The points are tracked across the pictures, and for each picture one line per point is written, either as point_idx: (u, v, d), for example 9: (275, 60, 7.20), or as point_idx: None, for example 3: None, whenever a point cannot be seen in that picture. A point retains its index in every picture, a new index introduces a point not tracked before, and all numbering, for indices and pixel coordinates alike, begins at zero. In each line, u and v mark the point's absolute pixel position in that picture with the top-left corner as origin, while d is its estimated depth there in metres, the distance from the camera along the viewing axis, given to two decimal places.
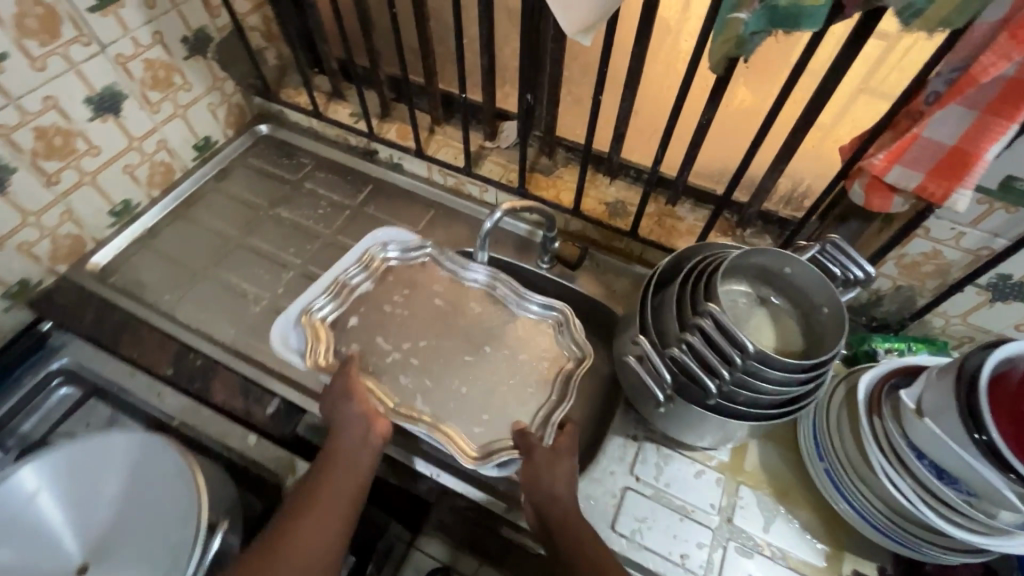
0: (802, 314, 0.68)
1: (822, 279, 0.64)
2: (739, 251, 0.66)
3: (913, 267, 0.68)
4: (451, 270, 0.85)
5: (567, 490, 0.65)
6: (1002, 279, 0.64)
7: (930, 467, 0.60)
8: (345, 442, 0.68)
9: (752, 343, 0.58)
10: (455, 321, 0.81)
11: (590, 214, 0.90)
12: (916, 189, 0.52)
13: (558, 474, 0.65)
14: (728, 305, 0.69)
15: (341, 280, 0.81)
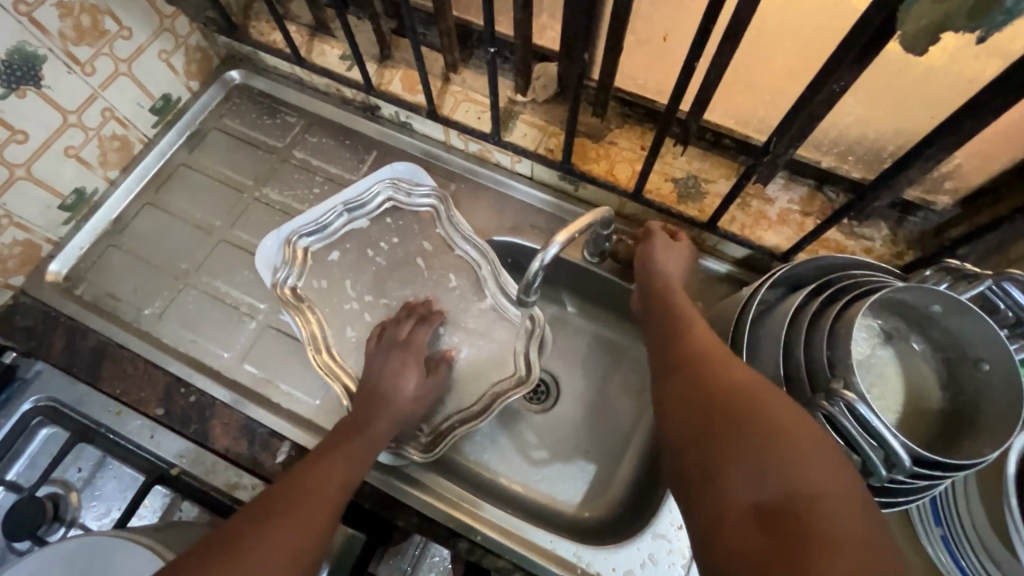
0: (951, 362, 0.52)
1: (990, 331, 0.47)
2: (885, 288, 0.49)
3: None
4: (444, 234, 0.76)
5: (678, 276, 0.62)
6: None
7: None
8: (367, 428, 0.60)
9: (903, 442, 0.43)
10: None
11: (654, 197, 0.71)
12: None
13: (673, 264, 0.63)
14: (854, 348, 0.54)
15: (350, 202, 0.76)
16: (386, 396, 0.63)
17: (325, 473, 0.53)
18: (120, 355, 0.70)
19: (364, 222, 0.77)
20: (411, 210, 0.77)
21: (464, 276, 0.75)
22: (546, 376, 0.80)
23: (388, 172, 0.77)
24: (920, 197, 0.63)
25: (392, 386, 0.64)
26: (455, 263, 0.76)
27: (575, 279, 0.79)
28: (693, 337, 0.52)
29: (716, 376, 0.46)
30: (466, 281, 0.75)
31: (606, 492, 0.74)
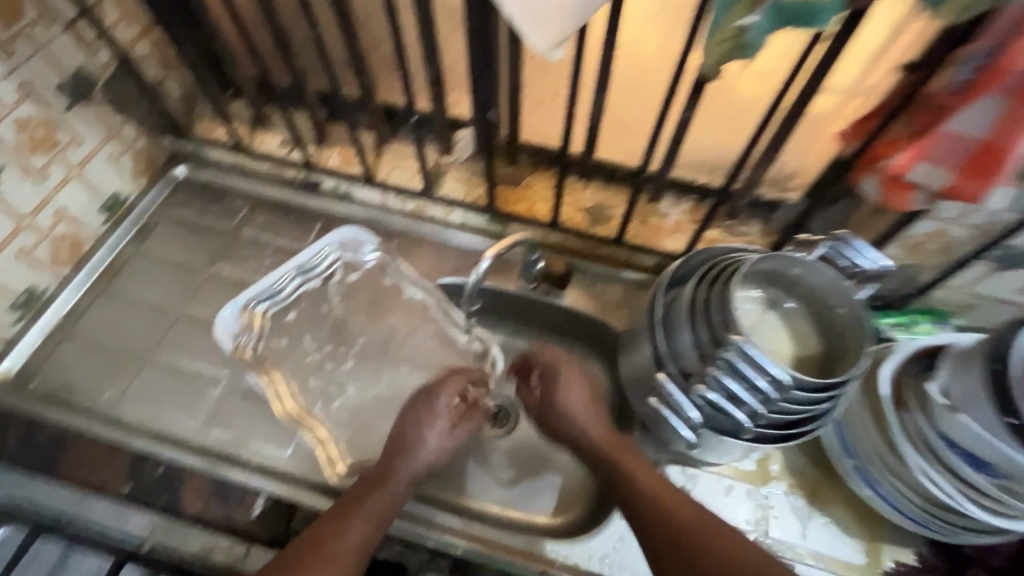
0: (815, 310, 0.65)
1: (835, 280, 0.60)
2: (752, 258, 0.61)
3: (917, 247, 0.66)
4: (393, 282, 0.84)
5: (584, 412, 0.70)
6: (1009, 252, 0.61)
7: (966, 458, 0.57)
8: (387, 482, 0.64)
9: (781, 371, 0.54)
10: (383, 351, 0.80)
11: (570, 224, 0.84)
12: (946, 189, 0.50)
13: (568, 396, 0.71)
14: (740, 317, 0.65)
15: (307, 265, 0.82)
16: (412, 450, 0.66)
17: (347, 535, 0.58)
18: (79, 441, 0.70)
19: (318, 282, 0.83)
20: (360, 266, 0.85)
21: (417, 316, 0.83)
22: (502, 406, 0.85)
23: (337, 236, 0.83)
24: (776, 195, 0.78)
25: (417, 436, 0.67)
26: (407, 306, 0.83)
27: (516, 310, 0.85)
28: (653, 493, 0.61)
29: (694, 542, 0.57)
30: (418, 321, 0.82)
31: (574, 492, 0.79)
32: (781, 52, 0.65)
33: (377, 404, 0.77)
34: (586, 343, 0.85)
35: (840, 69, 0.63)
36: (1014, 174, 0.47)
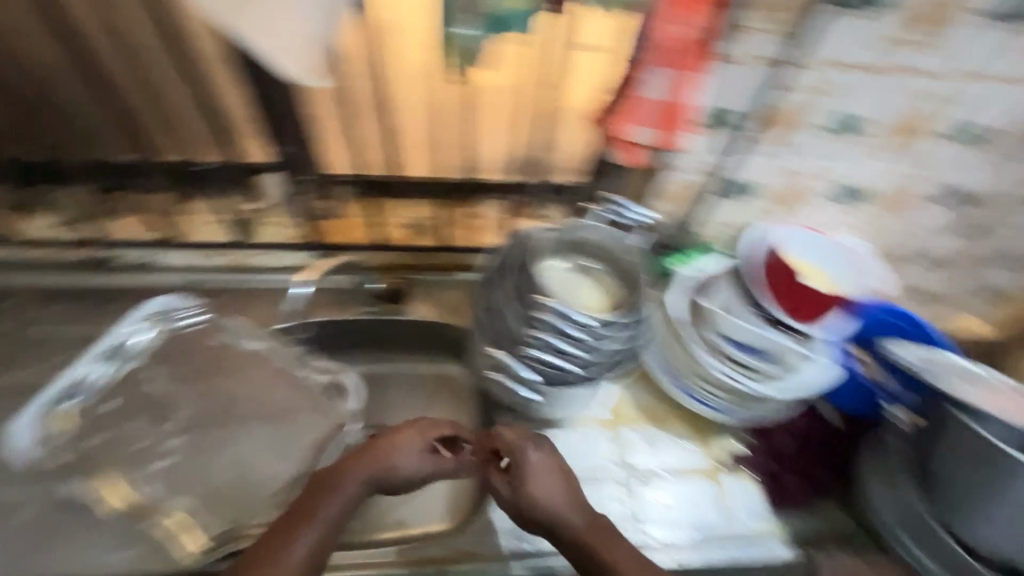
0: (582, 269, 0.73)
1: (611, 235, 0.73)
2: (541, 231, 0.72)
3: (671, 195, 0.80)
4: (222, 341, 0.79)
5: (559, 499, 0.62)
6: (729, 184, 0.78)
7: (741, 346, 0.72)
8: (337, 489, 0.61)
9: (585, 316, 0.62)
10: (226, 411, 0.76)
11: (395, 242, 0.88)
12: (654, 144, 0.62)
13: (540, 481, 0.63)
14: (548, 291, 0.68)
15: (116, 344, 0.73)
16: (381, 457, 0.64)
17: (292, 547, 0.56)
18: None
19: (137, 362, 0.75)
20: (180, 333, 0.78)
21: (257, 369, 0.78)
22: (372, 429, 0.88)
23: (146, 307, 0.75)
24: (576, 176, 0.82)
25: (383, 446, 0.65)
26: (242, 360, 0.78)
27: (363, 333, 0.87)
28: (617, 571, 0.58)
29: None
30: (258, 373, 0.78)
31: (460, 496, 0.80)
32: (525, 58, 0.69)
33: (234, 471, 0.72)
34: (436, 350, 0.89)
35: (577, 63, 0.69)
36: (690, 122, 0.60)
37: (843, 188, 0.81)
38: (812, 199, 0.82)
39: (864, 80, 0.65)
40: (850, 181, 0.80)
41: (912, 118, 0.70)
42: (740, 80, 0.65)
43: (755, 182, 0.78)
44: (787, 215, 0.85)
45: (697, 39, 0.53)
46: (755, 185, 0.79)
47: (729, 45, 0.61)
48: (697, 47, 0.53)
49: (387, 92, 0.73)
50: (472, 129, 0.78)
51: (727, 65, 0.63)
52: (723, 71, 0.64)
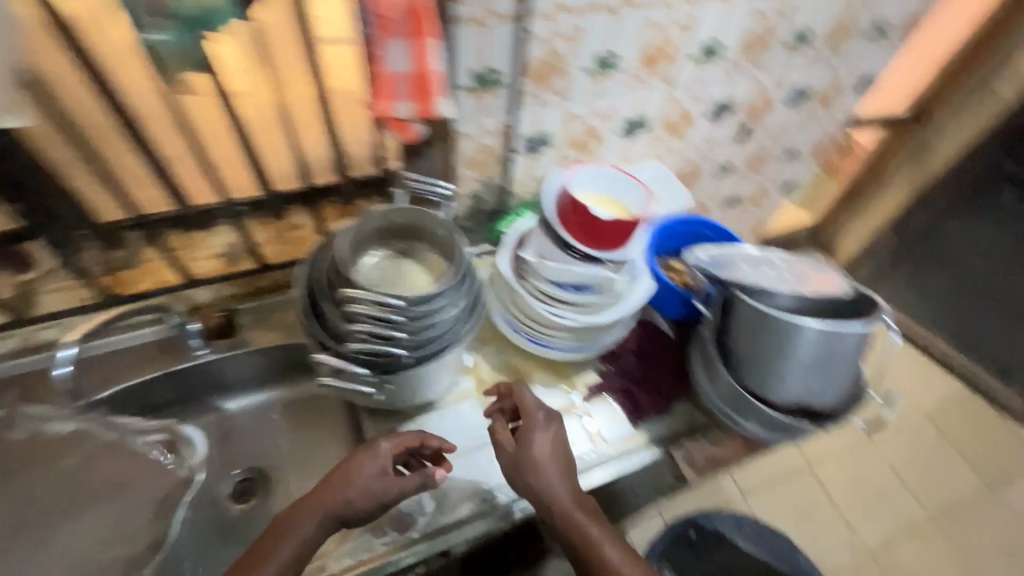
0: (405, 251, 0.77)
1: (417, 213, 0.73)
2: (344, 231, 0.70)
3: (477, 163, 0.83)
4: (28, 431, 0.68)
5: (557, 483, 0.66)
6: (526, 140, 0.83)
7: (563, 286, 0.77)
8: (290, 529, 0.62)
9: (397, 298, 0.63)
10: (53, 503, 0.66)
11: (211, 274, 0.84)
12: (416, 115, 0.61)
13: (543, 474, 0.67)
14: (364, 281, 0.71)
15: None
16: (340, 487, 0.64)
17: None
18: None
19: None
20: None
21: (79, 450, 0.69)
22: (254, 471, 0.84)
23: None
24: (380, 171, 0.82)
25: (350, 472, 0.65)
26: (57, 445, 0.68)
27: (200, 380, 0.82)
28: (591, 543, 0.64)
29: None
30: (82, 454, 0.69)
31: None
32: (285, 51, 0.65)
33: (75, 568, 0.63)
34: (293, 368, 0.87)
35: (328, 51, 0.65)
36: (443, 88, 0.60)
37: (626, 122, 0.89)
38: (604, 138, 0.90)
39: (604, 22, 0.71)
40: (630, 114, 0.88)
41: (657, 47, 0.78)
42: (486, 42, 0.67)
43: (549, 132, 0.84)
44: (589, 157, 0.92)
45: (421, 5, 0.54)
46: (551, 135, 0.85)
47: (463, 8, 0.63)
48: (424, 13, 0.54)
49: (134, 121, 0.65)
50: (248, 139, 0.72)
51: (468, 27, 0.64)
52: (466, 33, 0.65)
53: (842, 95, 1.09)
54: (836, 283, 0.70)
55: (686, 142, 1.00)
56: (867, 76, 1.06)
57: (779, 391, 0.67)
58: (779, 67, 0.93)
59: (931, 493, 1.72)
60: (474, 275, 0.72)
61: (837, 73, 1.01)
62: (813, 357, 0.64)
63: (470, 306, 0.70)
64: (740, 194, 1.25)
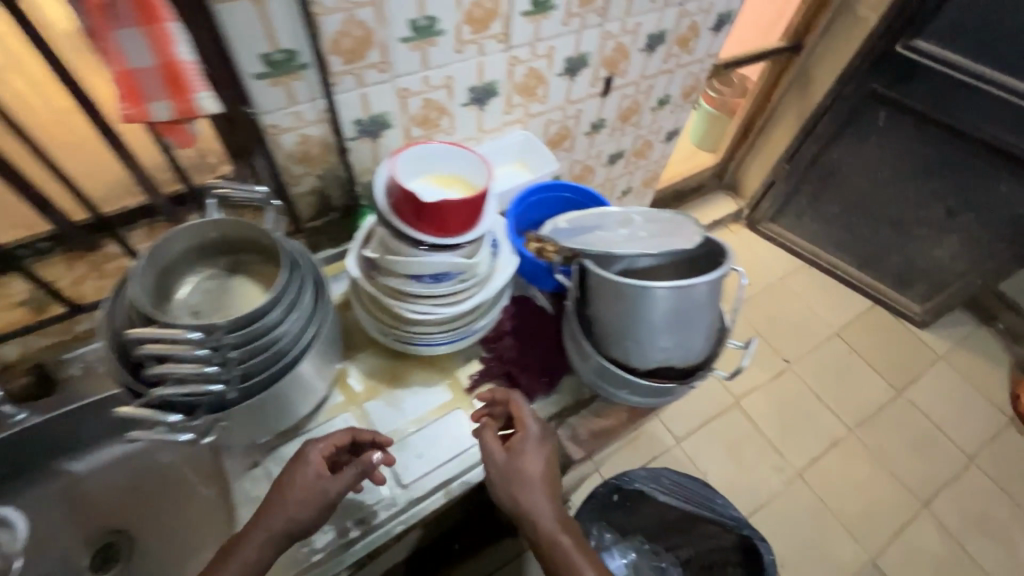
0: (231, 266, 0.69)
1: (234, 224, 0.64)
2: (142, 256, 0.59)
3: (308, 156, 0.75)
4: None
5: (544, 498, 0.62)
6: (360, 123, 0.75)
7: (415, 280, 0.71)
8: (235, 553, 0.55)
9: (198, 330, 0.55)
10: None
11: (19, 327, 0.74)
12: (178, 115, 0.56)
13: (531, 491, 0.62)
14: (181, 314, 0.64)
15: None
16: (286, 500, 0.57)
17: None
18: None
19: None
20: None
21: None
22: (112, 534, 0.75)
23: None
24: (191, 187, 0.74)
25: (304, 488, 0.58)
26: None
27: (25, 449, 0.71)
28: (568, 559, 0.59)
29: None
30: None
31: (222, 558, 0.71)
32: None
33: None
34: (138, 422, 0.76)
35: None
36: (201, 81, 0.55)
37: (471, 90, 0.82)
38: (451, 111, 0.83)
39: None
40: (472, 82, 0.81)
41: (480, 5, 0.72)
42: (262, 21, 0.58)
43: (386, 112, 0.76)
44: (440, 133, 0.86)
45: None
46: (388, 115, 0.77)
47: None
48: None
49: None
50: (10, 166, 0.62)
51: (230, 5, 0.55)
52: (229, 13, 0.56)
53: (701, 37, 1.06)
54: (689, 233, 0.68)
55: (546, 104, 0.95)
56: (720, 14, 1.04)
57: (643, 360, 0.66)
58: (624, 13, 0.88)
59: (848, 407, 1.83)
60: (306, 281, 0.66)
61: (689, 13, 0.98)
62: (667, 319, 0.61)
63: (304, 316, 0.65)
64: (621, 150, 1.23)
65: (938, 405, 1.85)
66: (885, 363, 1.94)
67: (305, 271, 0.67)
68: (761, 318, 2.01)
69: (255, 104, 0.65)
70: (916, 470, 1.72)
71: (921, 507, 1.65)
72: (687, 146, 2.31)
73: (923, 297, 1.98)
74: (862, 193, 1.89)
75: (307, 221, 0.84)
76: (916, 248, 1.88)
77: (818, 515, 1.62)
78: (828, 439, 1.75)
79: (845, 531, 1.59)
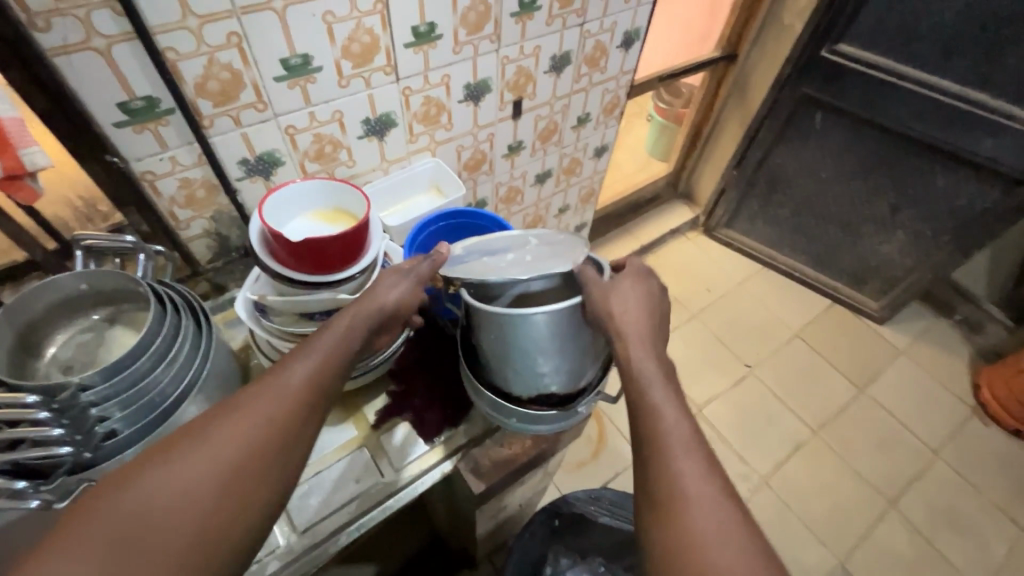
0: (111, 317, 0.67)
1: (103, 274, 0.63)
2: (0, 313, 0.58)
3: (193, 200, 0.74)
4: None
5: (630, 318, 0.61)
6: (246, 163, 0.75)
7: (304, 319, 0.71)
8: (325, 336, 0.59)
9: (32, 396, 0.52)
10: None
11: None
12: (8, 172, 0.53)
13: (634, 339, 0.60)
14: (50, 371, 0.62)
15: None
16: (369, 302, 0.63)
17: (291, 370, 0.55)
18: None
19: None
20: None
21: None
22: None
23: None
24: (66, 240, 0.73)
25: (377, 303, 0.64)
26: None
27: None
28: (642, 385, 0.56)
29: (654, 451, 0.51)
30: None
31: None
32: None
33: None
34: None
35: None
36: (27, 134, 0.52)
37: (366, 123, 0.82)
38: (347, 145, 0.83)
39: (271, 22, 0.63)
40: (366, 115, 0.81)
41: (357, 39, 0.72)
42: (110, 71, 0.57)
43: (273, 150, 0.76)
44: (339, 167, 0.85)
45: None
46: (277, 152, 0.77)
47: (47, 39, 0.53)
48: None
49: None
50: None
51: (67, 58, 0.55)
52: (68, 66, 0.55)
53: (611, 54, 1.07)
54: (575, 252, 0.66)
55: (453, 131, 0.95)
56: (627, 32, 1.05)
57: (530, 390, 0.68)
58: (520, 38, 0.89)
59: (812, 409, 1.81)
60: (185, 325, 0.64)
61: (592, 33, 0.99)
62: (550, 344, 0.62)
63: (180, 363, 0.63)
64: (548, 170, 1.23)
65: (902, 400, 1.85)
66: (848, 361, 1.93)
67: (184, 315, 0.65)
68: (722, 325, 2.01)
69: (121, 152, 0.65)
70: (883, 468, 1.70)
71: (890, 506, 1.63)
72: (640, 157, 2.34)
73: (879, 293, 1.98)
74: (809, 194, 1.91)
75: (206, 263, 0.83)
76: (867, 246, 1.89)
77: (786, 522, 1.59)
78: (793, 443, 1.73)
79: (813, 537, 1.56)
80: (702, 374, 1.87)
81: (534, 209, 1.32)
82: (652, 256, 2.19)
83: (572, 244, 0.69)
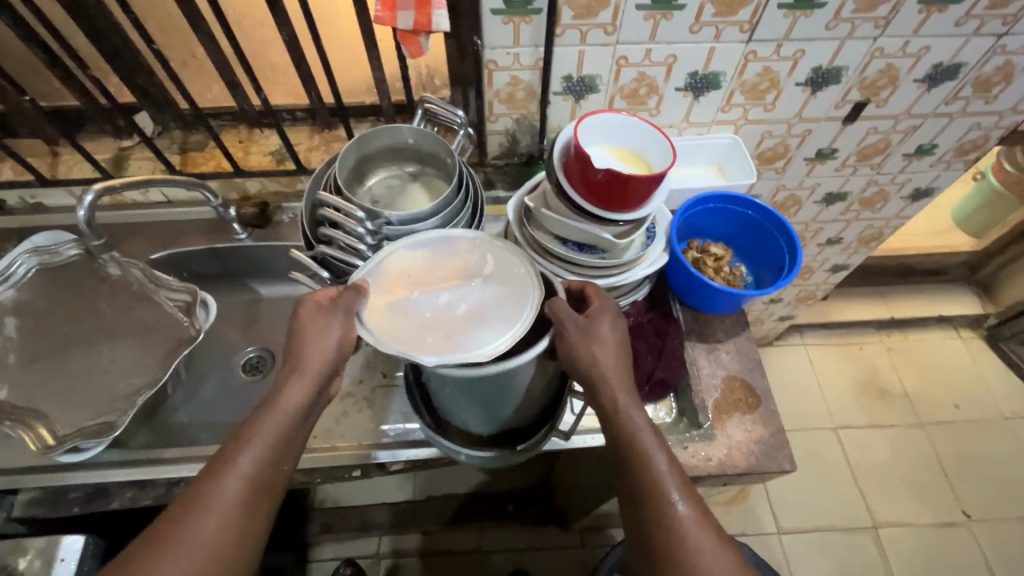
0: (414, 174, 0.78)
1: (431, 137, 0.72)
2: (353, 142, 0.71)
3: (512, 98, 0.80)
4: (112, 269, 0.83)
5: (611, 362, 0.58)
6: (568, 81, 0.77)
7: (557, 241, 0.73)
8: (250, 434, 0.53)
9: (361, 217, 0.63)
10: (112, 325, 0.83)
11: (258, 168, 0.89)
12: (416, 26, 0.62)
13: (616, 383, 0.57)
14: (364, 198, 0.75)
15: (38, 246, 0.82)
16: (301, 378, 0.56)
17: (230, 469, 0.51)
18: None
19: (17, 290, 0.80)
20: (62, 265, 0.83)
21: (135, 291, 0.84)
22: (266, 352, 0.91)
23: (22, 245, 0.81)
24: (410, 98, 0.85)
25: (320, 352, 0.56)
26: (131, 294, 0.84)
27: (227, 263, 0.90)
28: (630, 427, 0.55)
29: (648, 504, 0.52)
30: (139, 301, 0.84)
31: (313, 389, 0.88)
32: None
33: (99, 382, 0.78)
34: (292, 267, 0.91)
35: None
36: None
37: (691, 76, 0.78)
38: (662, 92, 0.80)
39: None
40: (695, 68, 0.76)
41: None
42: None
43: (596, 75, 0.77)
44: (642, 112, 0.83)
45: None
46: (599, 78, 0.77)
47: None
48: None
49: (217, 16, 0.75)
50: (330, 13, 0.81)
51: None
52: None
53: (1012, 83, 0.84)
54: (521, 310, 0.58)
55: (771, 113, 0.85)
56: None
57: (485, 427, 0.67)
58: (912, 31, 0.73)
59: None
60: (469, 203, 0.72)
61: (1006, 50, 0.78)
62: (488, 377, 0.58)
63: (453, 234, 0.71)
64: (844, 192, 1.05)
65: None
66: None
67: (473, 196, 0.73)
68: (953, 453, 1.60)
69: (484, 35, 0.71)
70: None
71: None
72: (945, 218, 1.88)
73: None
74: None
75: (491, 157, 0.91)
76: None
77: None
78: None
79: None
80: (897, 491, 1.53)
81: (801, 228, 1.15)
82: (899, 333, 1.80)
83: (520, 304, 0.59)
